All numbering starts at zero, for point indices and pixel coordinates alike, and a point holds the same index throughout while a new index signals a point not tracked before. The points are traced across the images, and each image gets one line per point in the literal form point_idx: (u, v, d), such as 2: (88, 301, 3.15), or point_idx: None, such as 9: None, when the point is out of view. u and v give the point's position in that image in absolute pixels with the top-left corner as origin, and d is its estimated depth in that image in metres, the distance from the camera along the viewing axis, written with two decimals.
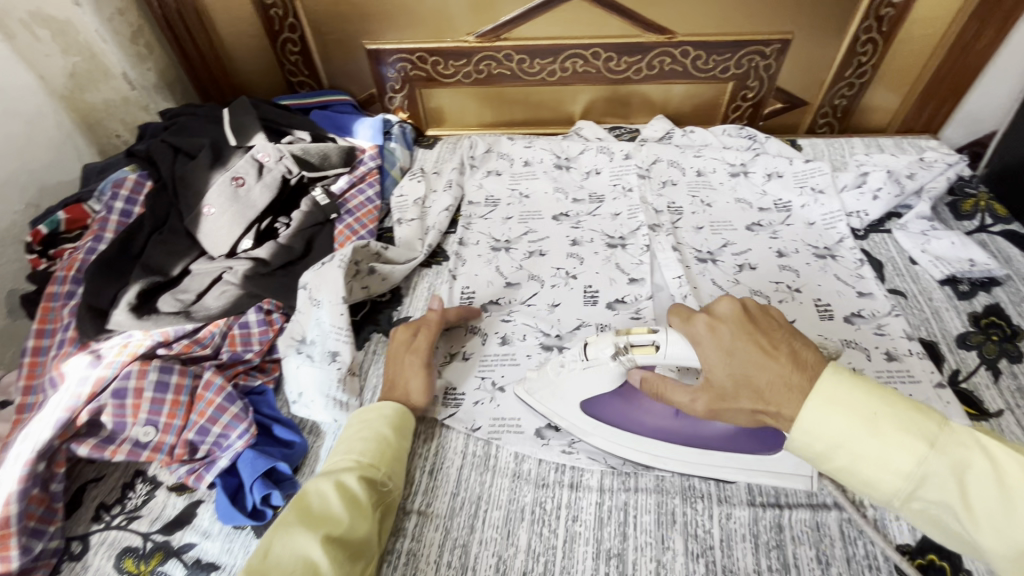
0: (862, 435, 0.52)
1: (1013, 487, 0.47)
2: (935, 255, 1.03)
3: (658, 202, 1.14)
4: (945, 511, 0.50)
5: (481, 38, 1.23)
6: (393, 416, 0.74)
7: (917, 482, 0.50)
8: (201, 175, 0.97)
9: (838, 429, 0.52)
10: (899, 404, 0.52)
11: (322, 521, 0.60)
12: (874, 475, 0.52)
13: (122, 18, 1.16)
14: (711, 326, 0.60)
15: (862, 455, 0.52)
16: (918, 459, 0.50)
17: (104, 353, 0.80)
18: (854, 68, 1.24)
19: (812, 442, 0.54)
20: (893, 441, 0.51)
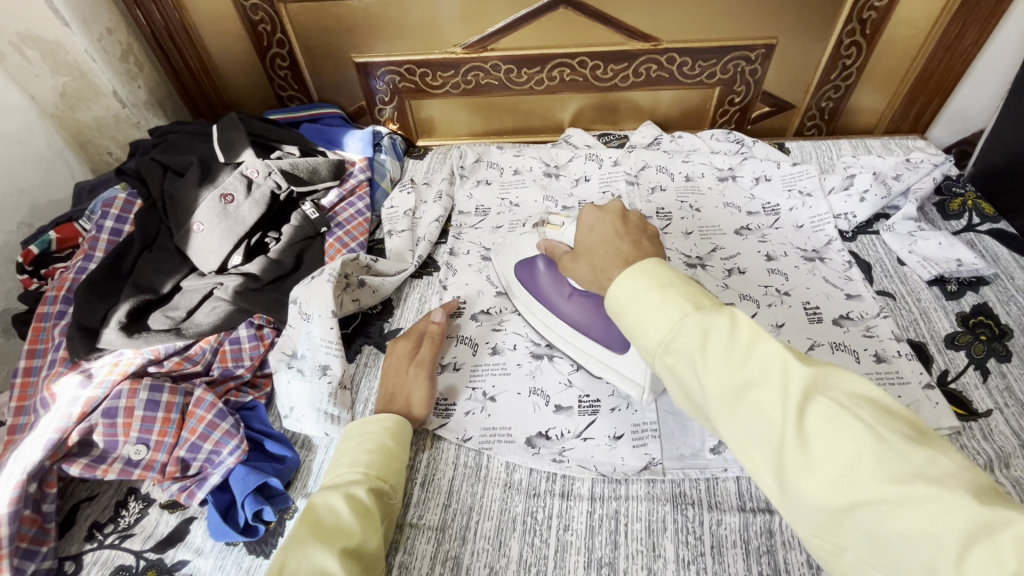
0: (648, 298, 0.50)
1: (742, 345, 0.44)
2: (923, 255, 1.04)
3: (647, 208, 1.15)
4: (687, 370, 0.47)
5: (468, 49, 1.23)
6: (394, 427, 0.75)
7: (674, 334, 0.48)
8: (190, 191, 0.97)
9: (630, 291, 0.52)
10: (696, 287, 0.51)
11: (335, 534, 0.60)
12: (643, 327, 0.50)
13: (112, 37, 1.17)
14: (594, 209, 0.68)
15: (638, 309, 0.51)
16: (679, 317, 0.48)
17: (94, 372, 0.81)
18: (839, 71, 1.25)
19: (620, 305, 0.52)
20: (668, 305, 0.49)
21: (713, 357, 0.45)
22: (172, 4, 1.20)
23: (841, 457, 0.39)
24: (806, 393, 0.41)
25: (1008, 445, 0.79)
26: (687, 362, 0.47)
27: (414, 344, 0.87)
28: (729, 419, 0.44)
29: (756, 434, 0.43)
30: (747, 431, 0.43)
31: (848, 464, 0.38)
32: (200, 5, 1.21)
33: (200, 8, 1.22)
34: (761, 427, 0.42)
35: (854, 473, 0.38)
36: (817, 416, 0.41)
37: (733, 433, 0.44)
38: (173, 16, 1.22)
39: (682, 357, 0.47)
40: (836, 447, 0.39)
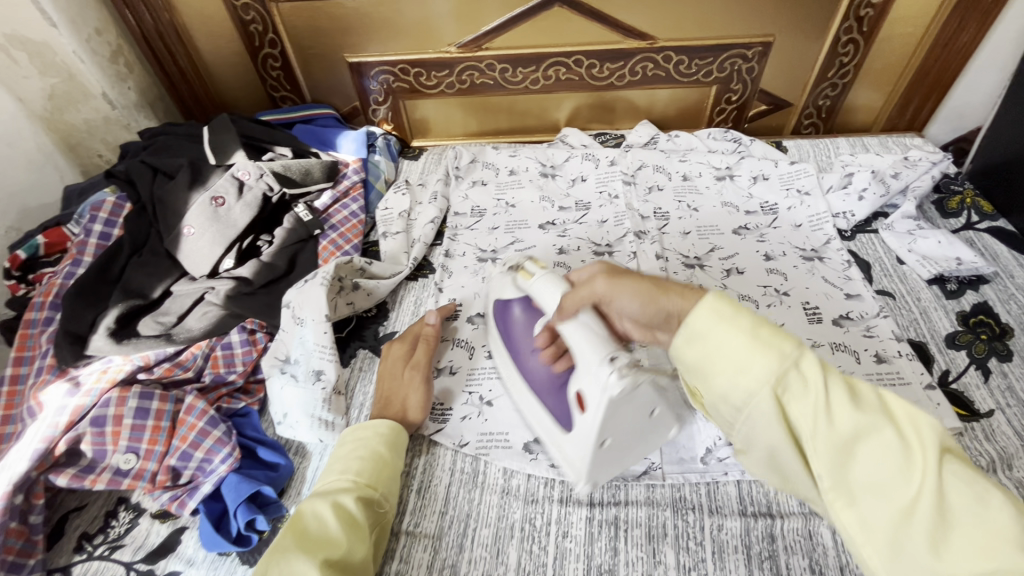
0: (755, 329, 0.47)
1: (861, 396, 0.44)
2: (922, 254, 1.03)
3: (644, 208, 1.14)
4: (803, 417, 0.45)
5: (462, 48, 1.22)
6: (388, 434, 0.73)
7: (786, 370, 0.45)
8: (180, 195, 0.96)
9: (730, 314, 0.48)
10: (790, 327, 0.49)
11: (319, 545, 0.59)
12: (748, 362, 0.46)
13: (101, 38, 1.16)
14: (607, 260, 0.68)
15: (740, 338, 0.47)
16: (797, 357, 0.45)
17: (82, 380, 0.79)
18: (836, 68, 1.25)
19: (714, 333, 0.48)
20: (780, 341, 0.46)
21: (833, 402, 0.44)
22: (162, 5, 1.18)
23: (974, 525, 0.39)
24: (937, 454, 0.41)
25: (1010, 445, 0.78)
26: (799, 404, 0.45)
27: (407, 347, 0.86)
28: (839, 468, 0.44)
29: (873, 487, 0.42)
30: (860, 483, 0.43)
31: (984, 530, 0.39)
32: (190, 5, 1.19)
33: (190, 9, 1.20)
34: (881, 481, 0.42)
35: (992, 541, 0.38)
36: (948, 477, 0.41)
37: (842, 484, 0.44)
38: (162, 16, 1.20)
39: (792, 398, 0.45)
40: (964, 508, 0.40)
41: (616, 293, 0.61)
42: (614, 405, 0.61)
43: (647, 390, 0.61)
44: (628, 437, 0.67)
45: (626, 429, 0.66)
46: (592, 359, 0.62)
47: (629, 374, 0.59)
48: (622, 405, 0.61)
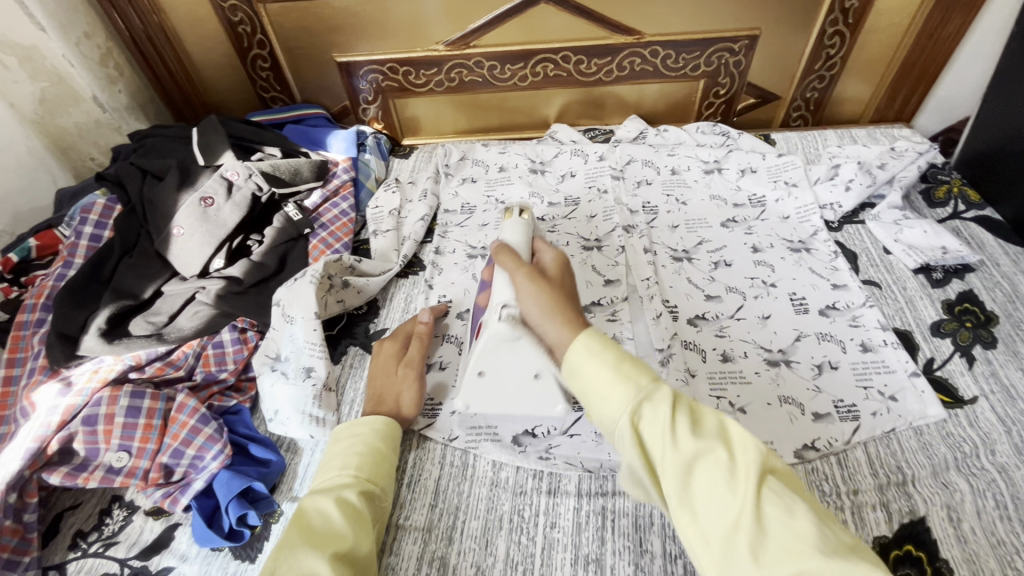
0: (612, 359, 0.53)
1: (697, 419, 0.49)
2: (908, 244, 1.03)
3: (633, 202, 1.14)
4: (650, 436, 0.49)
5: (450, 46, 1.23)
6: (385, 429, 0.74)
7: (640, 399, 0.50)
8: (170, 197, 0.97)
9: (600, 350, 0.54)
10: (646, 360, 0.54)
11: (327, 540, 0.59)
12: (606, 385, 0.52)
13: (90, 42, 1.16)
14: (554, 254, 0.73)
15: (604, 370, 0.52)
16: (644, 384, 0.51)
17: (74, 380, 0.80)
18: (823, 61, 1.25)
19: (581, 362, 0.54)
20: (632, 370, 0.52)
21: (676, 426, 0.48)
22: (150, 7, 1.19)
23: (788, 533, 0.42)
24: (757, 470, 0.45)
25: (993, 431, 0.79)
26: (650, 428, 0.49)
27: (396, 344, 0.86)
28: (681, 484, 0.46)
29: (707, 503, 0.45)
30: (698, 499, 0.46)
31: (794, 538, 0.41)
32: (179, 8, 1.20)
33: (178, 11, 1.20)
34: (713, 499, 0.45)
35: (799, 548, 0.41)
36: (770, 494, 0.44)
37: (684, 504, 0.46)
38: (151, 19, 1.21)
39: (646, 423, 0.49)
40: (780, 524, 0.42)
41: (524, 293, 0.65)
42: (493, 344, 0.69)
43: (525, 347, 0.68)
44: (512, 390, 0.72)
45: (510, 379, 0.72)
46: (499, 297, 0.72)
47: (507, 322, 0.67)
48: (504, 349, 0.69)
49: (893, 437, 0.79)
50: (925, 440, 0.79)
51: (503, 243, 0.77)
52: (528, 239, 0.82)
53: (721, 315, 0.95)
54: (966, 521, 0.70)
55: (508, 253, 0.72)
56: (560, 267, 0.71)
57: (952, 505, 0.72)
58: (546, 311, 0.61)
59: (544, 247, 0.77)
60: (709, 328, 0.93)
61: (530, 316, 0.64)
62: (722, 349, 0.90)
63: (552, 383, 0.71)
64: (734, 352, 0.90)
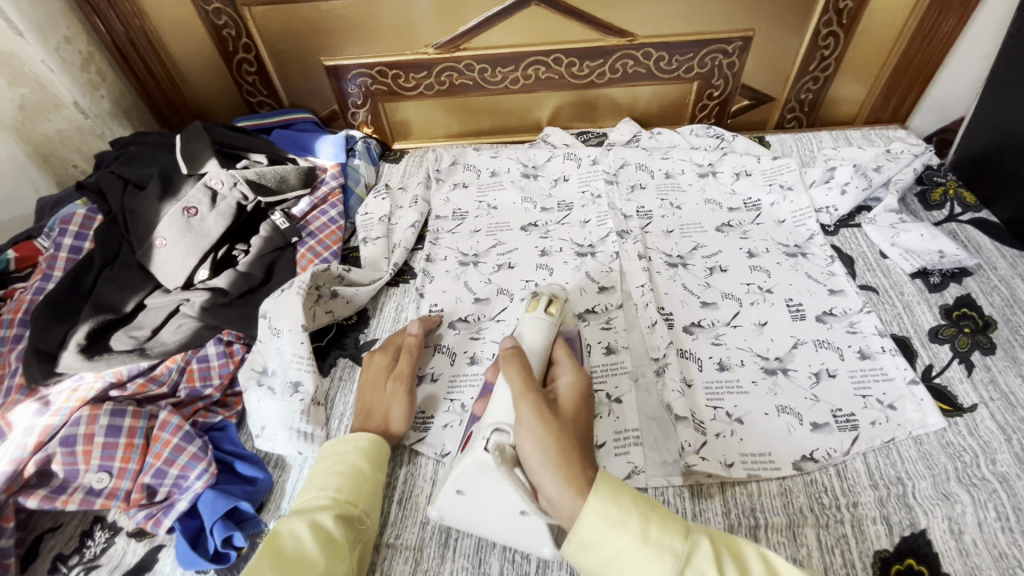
0: (632, 530, 0.53)
1: (735, 565, 0.51)
2: (905, 248, 1.02)
3: (627, 207, 1.12)
4: None
5: (440, 49, 1.21)
6: (369, 448, 0.72)
7: (680, 565, 0.51)
8: (152, 206, 0.94)
9: (616, 515, 0.54)
10: (657, 510, 0.55)
11: (296, 568, 0.58)
12: (639, 564, 0.52)
13: (70, 46, 1.13)
14: (575, 378, 0.68)
15: (633, 543, 0.53)
16: (672, 550, 0.52)
17: (52, 399, 0.77)
18: (817, 62, 1.24)
19: (602, 538, 0.54)
20: (653, 537, 0.53)
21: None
22: (132, 10, 1.16)
23: None
24: None
25: (994, 440, 0.77)
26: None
27: (385, 358, 0.84)
28: None
29: None
30: None
31: None
32: (162, 11, 1.17)
33: (161, 15, 1.18)
34: None
35: None
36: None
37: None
38: (134, 23, 1.18)
39: None
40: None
41: (526, 428, 0.60)
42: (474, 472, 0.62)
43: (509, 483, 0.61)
44: (493, 518, 0.66)
45: (491, 506, 0.65)
46: (495, 414, 0.65)
47: (494, 453, 0.60)
48: (487, 480, 0.62)
49: (892, 447, 0.78)
50: (925, 450, 0.78)
51: (518, 348, 0.71)
52: (549, 344, 0.75)
53: (717, 322, 0.94)
54: (968, 533, 0.69)
55: (519, 367, 0.66)
56: (578, 395, 0.65)
57: (954, 517, 0.70)
58: (548, 461, 0.57)
59: (563, 368, 0.70)
60: (704, 336, 0.92)
61: (526, 458, 0.59)
62: (719, 358, 0.89)
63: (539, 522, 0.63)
64: (731, 360, 0.88)
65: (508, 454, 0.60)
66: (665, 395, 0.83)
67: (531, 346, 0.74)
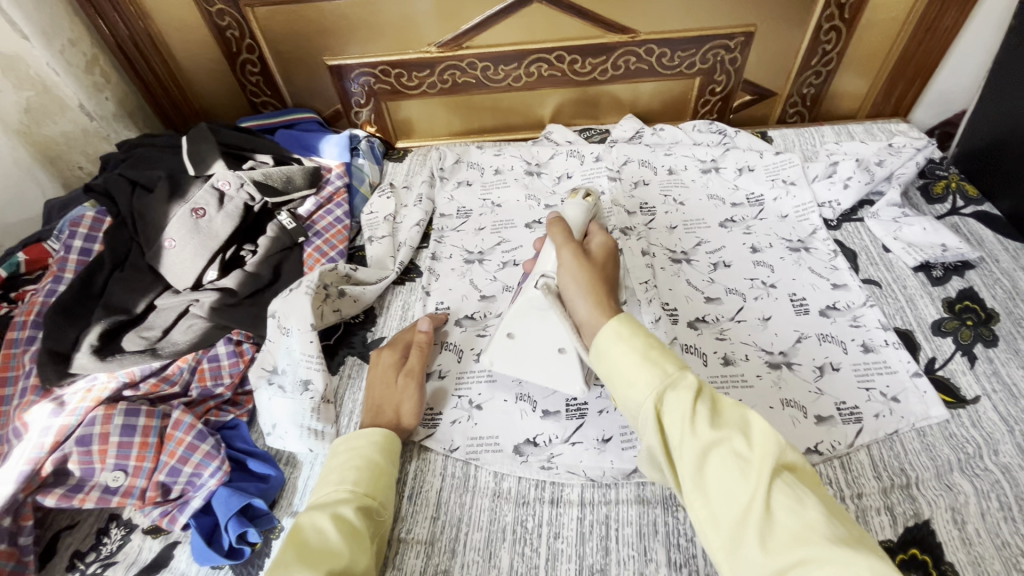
0: (635, 350, 0.58)
1: (717, 410, 0.53)
2: (908, 241, 1.03)
3: (631, 204, 1.13)
4: (673, 421, 0.53)
5: (443, 47, 1.21)
6: (383, 442, 0.74)
7: (665, 385, 0.55)
8: (160, 208, 0.95)
9: (630, 335, 0.60)
10: (664, 348, 0.58)
11: (322, 557, 0.58)
12: (629, 374, 0.57)
13: (74, 49, 1.14)
14: (606, 240, 0.77)
15: (633, 355, 0.58)
16: (664, 378, 0.55)
17: (67, 400, 0.78)
18: (819, 56, 1.24)
19: (607, 349, 0.60)
20: (652, 361, 0.57)
21: (697, 414, 0.52)
22: (136, 12, 1.16)
23: (794, 521, 0.45)
24: (772, 461, 0.48)
25: (996, 431, 0.78)
26: (672, 412, 0.54)
27: (394, 353, 0.85)
28: (698, 468, 0.50)
29: (721, 487, 0.49)
30: (713, 482, 0.50)
31: (798, 523, 0.45)
32: (166, 13, 1.18)
33: (164, 16, 1.18)
34: (727, 483, 0.49)
35: (802, 532, 0.44)
36: (779, 480, 0.48)
37: (698, 486, 0.50)
38: (138, 25, 1.18)
39: (668, 408, 0.54)
40: (788, 512, 0.46)
41: (565, 269, 0.72)
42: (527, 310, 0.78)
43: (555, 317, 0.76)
44: (535, 363, 0.79)
45: (537, 349, 0.80)
46: (544, 265, 0.79)
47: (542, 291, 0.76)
48: (534, 317, 0.78)
49: (896, 439, 0.79)
50: (928, 441, 0.78)
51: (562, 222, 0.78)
52: (587, 219, 0.80)
53: (722, 317, 0.94)
54: (971, 523, 0.70)
55: (561, 230, 0.76)
56: (608, 250, 0.76)
57: (957, 507, 0.71)
58: (582, 291, 0.68)
59: (598, 229, 0.79)
60: (709, 331, 0.93)
61: (565, 290, 0.71)
62: (723, 353, 0.90)
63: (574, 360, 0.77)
64: (735, 355, 0.89)
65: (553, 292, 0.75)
66: None
67: (572, 220, 0.80)
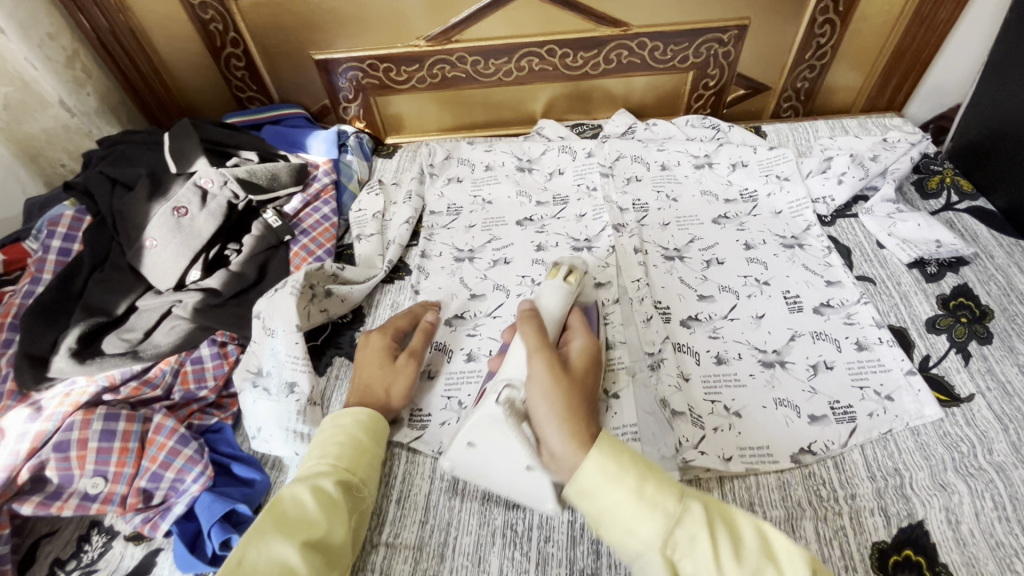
0: (626, 492, 0.55)
1: (730, 535, 0.53)
2: (903, 237, 1.02)
3: (623, 200, 1.11)
4: (692, 564, 0.52)
5: (432, 41, 1.19)
6: (368, 422, 0.73)
7: (669, 525, 0.53)
8: (141, 207, 0.93)
9: (614, 470, 0.56)
10: (652, 475, 0.57)
11: (299, 527, 0.60)
12: (631, 521, 0.55)
13: (54, 43, 1.11)
14: (585, 346, 0.75)
15: (629, 499, 0.55)
16: (667, 515, 0.54)
17: (44, 405, 0.76)
18: (814, 50, 1.23)
19: (595, 493, 0.57)
20: (648, 498, 0.55)
21: (718, 549, 0.51)
22: (116, 6, 1.13)
23: None
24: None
25: (990, 429, 0.78)
26: (685, 551, 0.52)
27: (387, 337, 0.84)
28: None
29: None
30: None
31: None
32: (147, 7, 1.15)
33: (146, 10, 1.15)
34: None
35: None
36: None
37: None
38: (118, 19, 1.15)
39: (677, 548, 0.53)
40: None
41: (537, 380, 0.66)
42: (485, 425, 0.68)
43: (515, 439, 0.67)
44: (500, 474, 0.70)
45: (497, 462, 0.70)
46: (509, 368, 0.72)
47: (504, 407, 0.67)
48: (495, 433, 0.68)
49: (890, 438, 0.78)
50: (922, 440, 0.78)
51: (539, 316, 0.77)
52: (565, 311, 0.80)
53: (715, 316, 0.93)
54: (965, 523, 0.69)
55: (534, 329, 0.73)
56: (589, 355, 0.74)
57: (951, 507, 0.71)
58: (557, 417, 0.62)
59: (576, 332, 0.78)
60: (702, 330, 0.91)
61: (535, 412, 0.65)
62: (716, 352, 0.88)
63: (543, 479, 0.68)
64: (728, 354, 0.88)
65: (518, 408, 0.67)
66: (661, 391, 0.83)
67: (550, 312, 0.79)
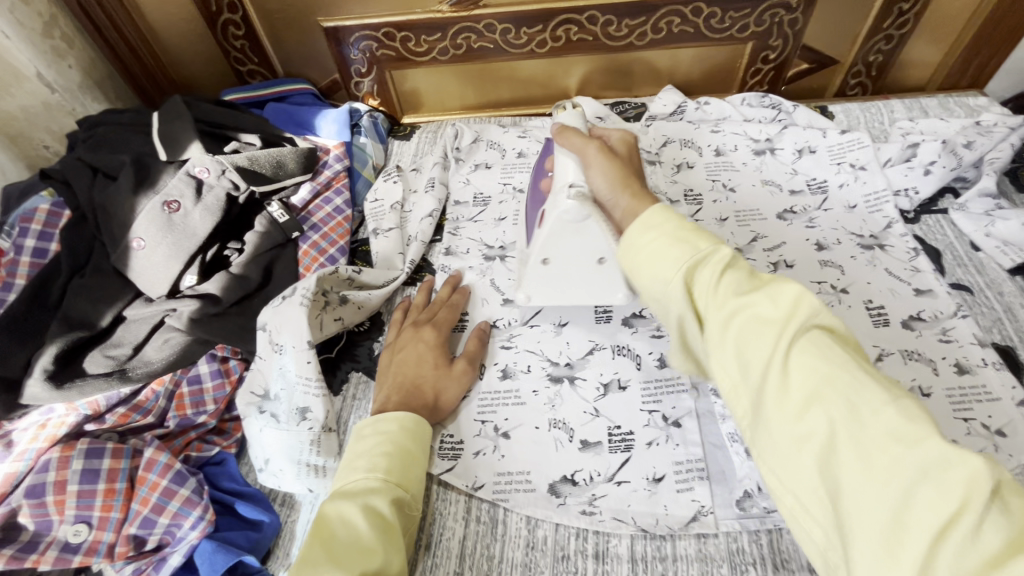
0: (663, 234, 0.51)
1: (754, 284, 0.46)
2: (1002, 239, 0.89)
3: (673, 190, 0.99)
4: (701, 295, 0.48)
5: (456, 7, 1.04)
6: (413, 431, 0.63)
7: (694, 259, 0.49)
8: (125, 201, 0.80)
9: (659, 220, 0.53)
10: (695, 228, 0.51)
11: (355, 558, 0.51)
12: (653, 257, 0.51)
13: (28, 8, 0.96)
14: (623, 139, 0.69)
15: (662, 234, 0.51)
16: (688, 253, 0.49)
17: (16, 439, 0.68)
18: (894, 18, 1.07)
19: (632, 238, 0.54)
20: (682, 239, 0.50)
21: (725, 282, 0.47)
22: None
23: (822, 388, 0.40)
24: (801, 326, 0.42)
25: None
26: (701, 286, 0.48)
27: (442, 336, 0.77)
28: (721, 340, 0.45)
29: (744, 357, 0.44)
30: (738, 355, 0.44)
31: (828, 388, 0.40)
32: None
33: None
34: (750, 351, 0.44)
35: (830, 395, 0.39)
36: (814, 346, 0.42)
37: (719, 356, 0.46)
38: None
39: (694, 284, 0.48)
40: (812, 370, 0.41)
41: (596, 165, 0.64)
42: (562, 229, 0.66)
43: (595, 228, 0.65)
44: (575, 281, 0.71)
45: (574, 269, 0.70)
46: (563, 178, 0.68)
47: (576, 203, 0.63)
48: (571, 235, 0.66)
49: None
50: None
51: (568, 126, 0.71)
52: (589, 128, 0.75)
53: None
54: None
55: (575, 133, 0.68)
56: (627, 146, 0.69)
57: None
58: (615, 183, 0.62)
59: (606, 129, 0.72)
60: None
61: (596, 192, 0.64)
62: None
63: (615, 271, 0.70)
64: None
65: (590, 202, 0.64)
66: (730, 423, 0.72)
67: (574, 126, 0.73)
